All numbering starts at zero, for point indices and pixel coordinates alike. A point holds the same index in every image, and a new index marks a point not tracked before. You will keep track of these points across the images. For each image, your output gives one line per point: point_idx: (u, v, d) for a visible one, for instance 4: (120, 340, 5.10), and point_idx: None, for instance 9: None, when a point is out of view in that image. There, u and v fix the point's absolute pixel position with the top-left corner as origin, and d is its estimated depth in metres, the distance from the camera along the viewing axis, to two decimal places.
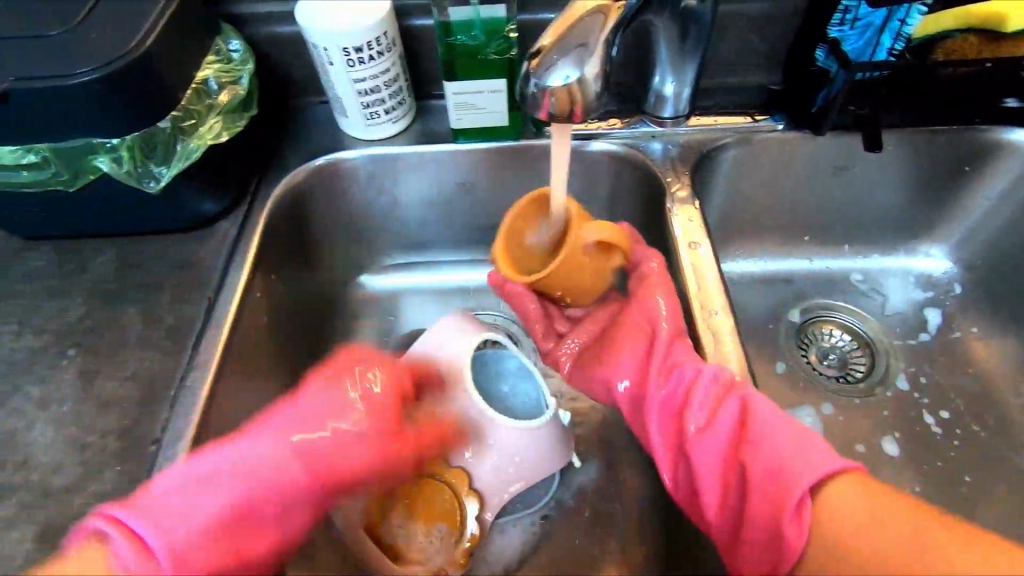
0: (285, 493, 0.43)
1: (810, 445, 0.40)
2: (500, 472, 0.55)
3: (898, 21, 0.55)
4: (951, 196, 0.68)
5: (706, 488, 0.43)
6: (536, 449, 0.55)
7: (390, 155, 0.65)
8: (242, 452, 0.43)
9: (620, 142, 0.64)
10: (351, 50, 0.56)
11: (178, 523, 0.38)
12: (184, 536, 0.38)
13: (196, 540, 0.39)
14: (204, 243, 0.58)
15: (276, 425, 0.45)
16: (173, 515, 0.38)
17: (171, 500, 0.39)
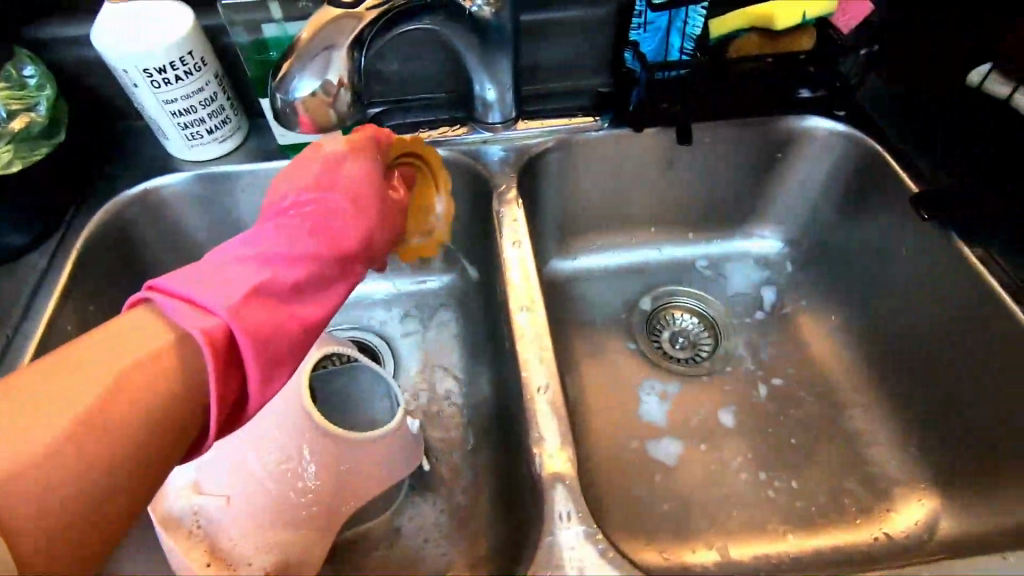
0: (313, 261, 0.42)
1: None
2: (346, 486, 0.55)
3: (682, 22, 0.59)
4: (770, 181, 0.74)
5: None
6: (383, 456, 0.56)
7: (218, 176, 0.64)
8: (273, 239, 0.42)
9: (450, 149, 0.65)
10: (153, 71, 0.55)
11: (234, 287, 0.37)
12: (252, 309, 0.36)
13: (272, 330, 0.37)
14: (11, 277, 0.55)
15: (335, 219, 0.45)
16: (242, 293, 0.37)
17: (230, 282, 0.37)
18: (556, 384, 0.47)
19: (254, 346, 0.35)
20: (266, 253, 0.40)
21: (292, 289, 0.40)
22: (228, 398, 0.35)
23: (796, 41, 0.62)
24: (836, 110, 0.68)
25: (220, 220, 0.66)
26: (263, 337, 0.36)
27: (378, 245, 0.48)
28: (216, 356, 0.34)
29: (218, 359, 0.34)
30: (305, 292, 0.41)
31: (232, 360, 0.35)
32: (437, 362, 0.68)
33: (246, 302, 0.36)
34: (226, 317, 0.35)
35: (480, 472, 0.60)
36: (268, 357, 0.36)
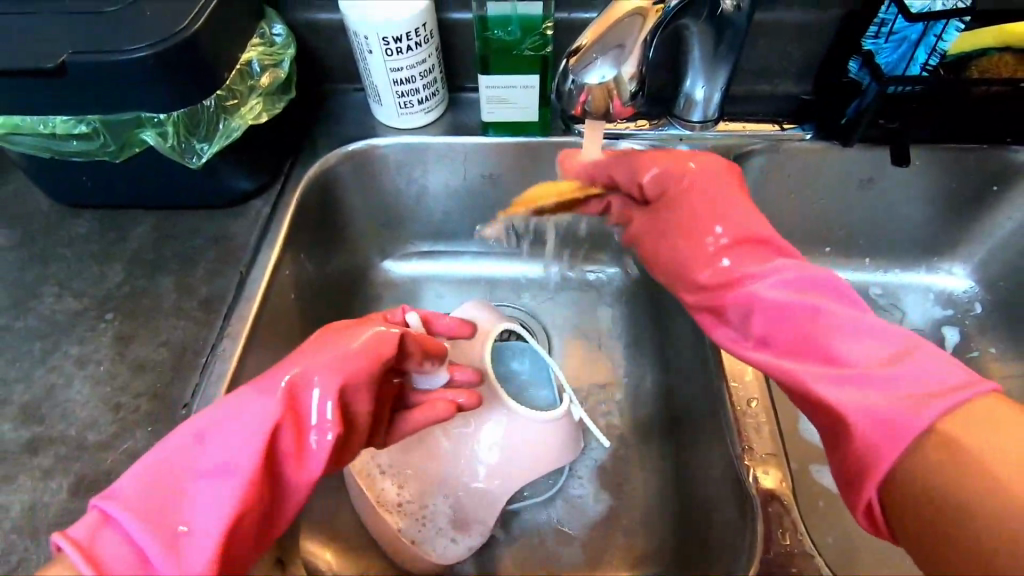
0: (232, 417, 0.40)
1: (889, 373, 0.40)
2: (516, 464, 0.55)
3: (935, 37, 0.54)
4: (977, 216, 0.68)
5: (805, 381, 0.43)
6: (552, 439, 0.56)
7: (418, 144, 0.66)
8: (209, 421, 0.40)
9: (646, 144, 0.64)
10: (390, 39, 0.57)
11: (125, 493, 0.36)
12: (147, 504, 0.36)
13: (166, 507, 0.36)
14: (239, 219, 0.60)
15: (272, 375, 0.42)
16: (140, 499, 0.36)
17: (131, 482, 0.37)
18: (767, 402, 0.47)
19: (140, 533, 0.34)
20: (186, 449, 0.39)
21: (828, 385, 0.42)
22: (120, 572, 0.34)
23: None
24: None
25: (410, 186, 0.69)
26: (153, 522, 0.35)
27: (346, 382, 0.42)
28: (97, 549, 0.34)
29: (104, 561, 0.34)
30: (239, 467, 0.38)
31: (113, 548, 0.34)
32: (598, 354, 0.68)
33: (139, 500, 0.36)
34: (103, 503, 0.36)
35: (636, 472, 0.60)
36: (163, 538, 0.35)
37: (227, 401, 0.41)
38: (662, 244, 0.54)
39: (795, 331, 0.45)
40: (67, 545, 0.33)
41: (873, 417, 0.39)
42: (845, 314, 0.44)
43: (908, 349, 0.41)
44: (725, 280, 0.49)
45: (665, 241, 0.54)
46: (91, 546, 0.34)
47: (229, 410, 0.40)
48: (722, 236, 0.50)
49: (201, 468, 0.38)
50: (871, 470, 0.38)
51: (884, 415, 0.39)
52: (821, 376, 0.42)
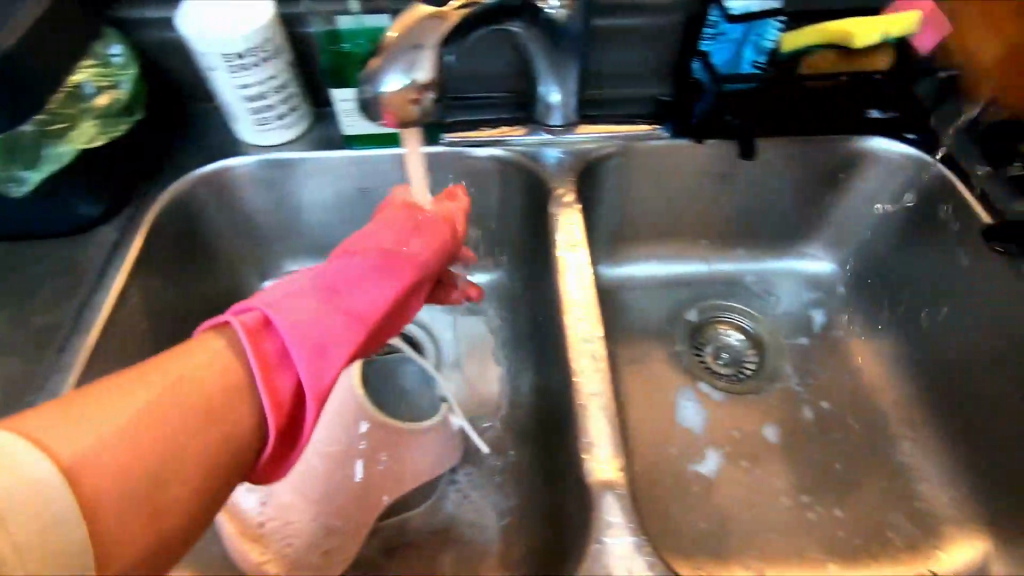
0: (382, 274, 0.43)
1: None
2: (390, 474, 0.56)
3: (758, 37, 0.58)
4: (829, 202, 0.72)
5: None
6: (423, 447, 0.56)
7: (282, 160, 0.65)
8: (331, 263, 0.43)
9: (510, 149, 0.66)
10: (232, 56, 0.56)
11: (300, 301, 0.39)
12: (306, 319, 0.38)
13: (320, 326, 0.38)
14: (85, 247, 0.57)
15: (390, 228, 0.46)
16: (305, 315, 0.38)
17: (293, 298, 0.39)
18: (610, 391, 0.47)
19: (297, 339, 0.37)
20: (328, 281, 0.41)
21: None
22: (279, 392, 0.36)
23: (874, 60, 0.60)
24: (906, 133, 0.66)
25: (281, 204, 0.68)
26: (309, 343, 0.37)
27: (431, 253, 0.46)
28: (261, 343, 0.37)
29: (262, 356, 0.37)
30: (359, 291, 0.42)
31: (249, 375, 0.36)
32: (482, 360, 0.68)
33: (306, 319, 0.38)
34: (265, 310, 0.38)
35: (514, 475, 0.60)
36: (315, 347, 0.37)
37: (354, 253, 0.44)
38: None
39: None
40: (235, 324, 0.37)
41: None
42: None
43: None
44: None
45: None
46: (251, 335, 0.37)
47: (369, 262, 0.43)
48: None
49: (323, 292, 0.40)
50: None
51: None
52: None
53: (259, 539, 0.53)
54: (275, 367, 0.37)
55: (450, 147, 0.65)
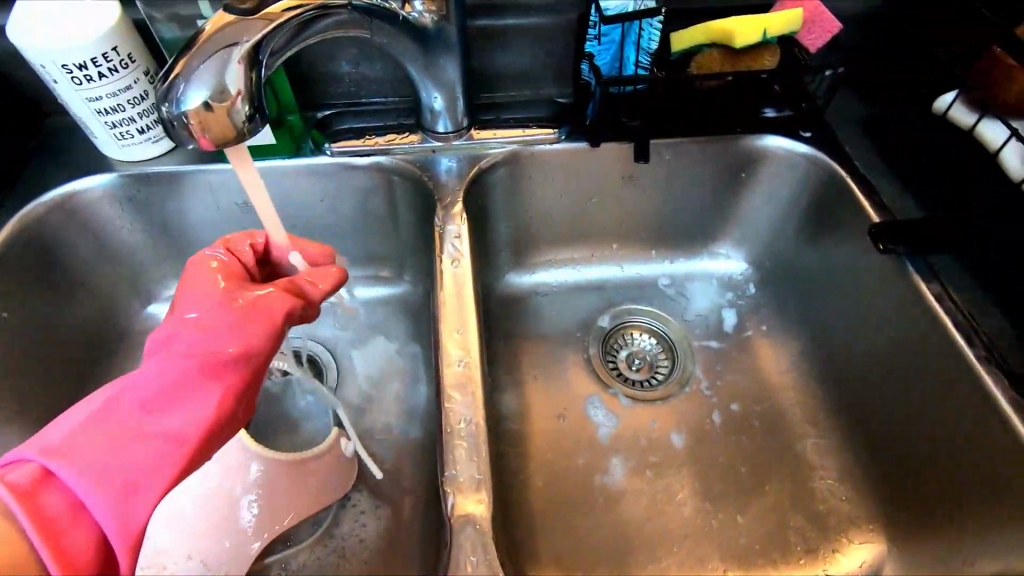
0: (198, 380, 0.40)
1: None
2: (273, 510, 0.53)
3: (637, 37, 0.55)
4: (735, 201, 0.71)
5: None
6: (307, 480, 0.53)
7: (152, 177, 0.61)
8: (136, 378, 0.40)
9: (396, 158, 0.62)
10: (73, 67, 0.51)
11: (93, 446, 0.36)
12: (100, 468, 0.36)
13: (114, 472, 0.36)
14: None
15: (211, 317, 0.42)
16: (98, 458, 0.36)
17: (80, 440, 0.37)
18: (482, 417, 0.45)
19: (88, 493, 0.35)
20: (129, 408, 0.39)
21: None
22: (75, 551, 0.34)
23: (759, 59, 0.59)
24: (802, 130, 0.66)
25: (158, 224, 0.64)
26: (104, 487, 0.35)
27: (262, 339, 0.42)
28: (39, 503, 0.34)
29: (45, 517, 0.34)
30: (173, 413, 0.39)
31: (56, 521, 0.34)
32: (381, 379, 0.65)
33: (99, 466, 0.36)
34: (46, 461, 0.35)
35: (408, 500, 0.57)
36: (114, 497, 0.36)
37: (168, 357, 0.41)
38: None
39: None
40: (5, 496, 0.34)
41: None
42: None
43: None
44: None
45: None
46: (29, 503, 0.34)
47: (183, 368, 0.40)
48: None
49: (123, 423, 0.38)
50: None
51: None
52: None
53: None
54: (67, 525, 0.34)
55: (334, 157, 0.62)
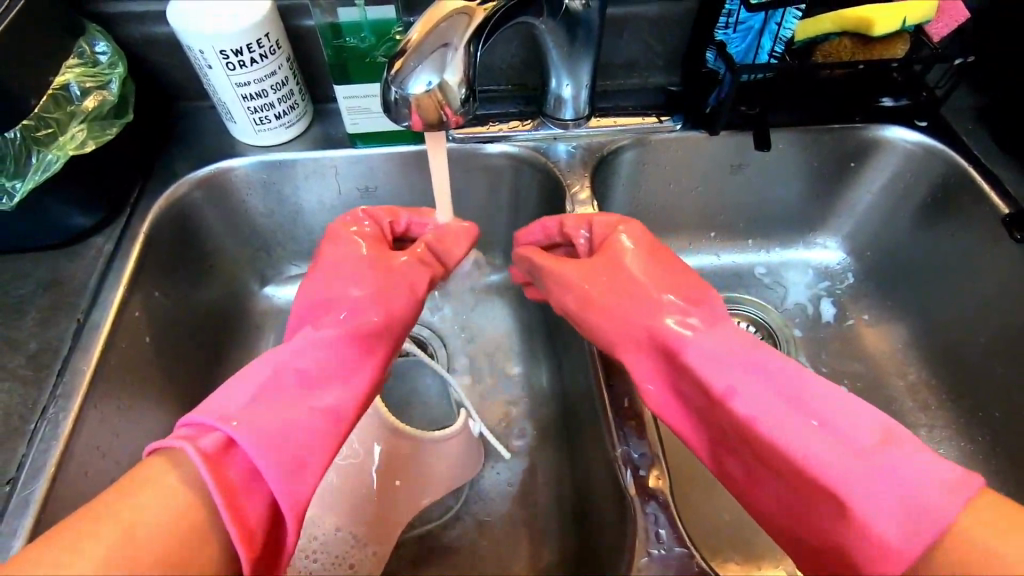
0: (347, 351, 0.43)
1: (858, 463, 0.34)
2: (416, 489, 0.54)
3: (775, 25, 0.57)
4: (840, 191, 0.71)
5: (760, 422, 0.37)
6: (446, 457, 0.54)
7: (283, 161, 0.62)
8: (298, 352, 0.42)
9: (521, 145, 0.63)
10: (229, 53, 0.53)
11: (274, 420, 0.36)
12: (271, 435, 0.35)
13: (284, 440, 0.35)
14: (77, 260, 0.54)
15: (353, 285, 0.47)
16: (273, 424, 0.36)
17: (256, 410, 0.36)
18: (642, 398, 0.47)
19: (266, 457, 0.34)
20: (296, 385, 0.39)
21: (787, 422, 0.37)
22: (250, 519, 0.33)
23: (890, 48, 0.60)
24: (917, 120, 0.66)
25: (282, 206, 0.65)
26: (279, 452, 0.35)
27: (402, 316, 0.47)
28: (227, 469, 0.33)
29: (228, 483, 0.33)
30: (329, 386, 0.41)
31: (243, 485, 0.33)
32: (496, 362, 0.66)
33: (281, 442, 0.35)
34: (231, 430, 0.34)
35: (534, 480, 0.58)
36: (287, 463, 0.35)
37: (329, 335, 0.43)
38: (592, 290, 0.47)
39: (789, 421, 0.36)
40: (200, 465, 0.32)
41: (865, 510, 0.33)
42: (789, 413, 0.37)
43: (847, 450, 0.35)
44: (779, 387, 0.38)
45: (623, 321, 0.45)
46: (219, 470, 0.33)
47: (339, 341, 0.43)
48: (681, 312, 0.43)
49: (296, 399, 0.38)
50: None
51: (827, 458, 0.35)
52: (827, 458, 0.35)
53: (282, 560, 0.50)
54: (245, 492, 0.33)
55: (460, 143, 0.63)
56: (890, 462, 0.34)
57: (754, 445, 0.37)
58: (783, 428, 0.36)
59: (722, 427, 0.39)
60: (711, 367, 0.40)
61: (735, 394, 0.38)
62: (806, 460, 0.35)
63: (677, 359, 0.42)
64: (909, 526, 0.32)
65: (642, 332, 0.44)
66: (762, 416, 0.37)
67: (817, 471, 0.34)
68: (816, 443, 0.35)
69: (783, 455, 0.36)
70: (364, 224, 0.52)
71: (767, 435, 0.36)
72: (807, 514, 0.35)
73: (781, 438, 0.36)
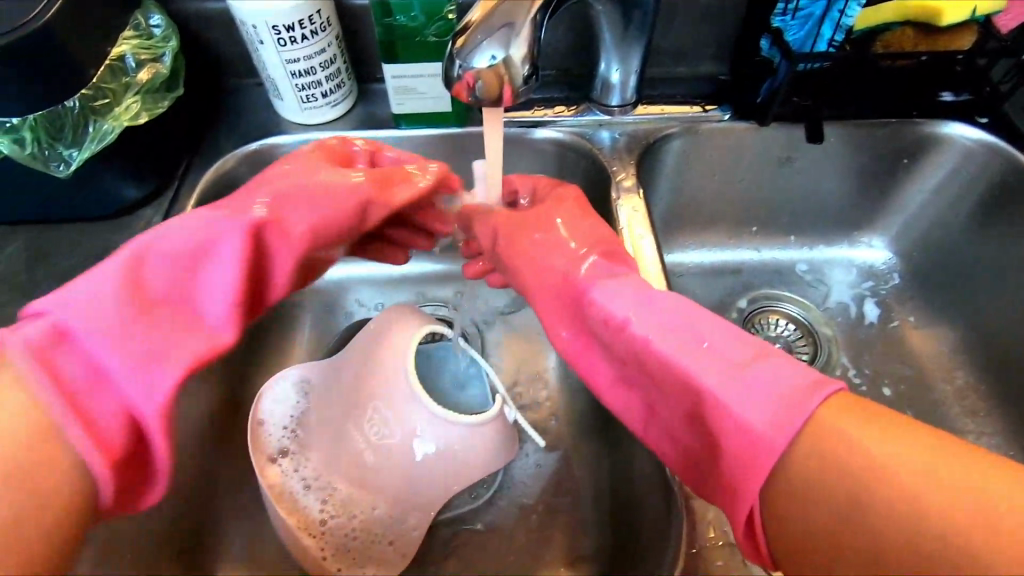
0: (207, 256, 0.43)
1: (735, 374, 0.36)
2: (451, 473, 0.52)
3: (837, 13, 0.56)
4: (890, 188, 0.69)
5: (657, 345, 0.40)
6: (482, 445, 0.52)
7: (327, 141, 0.62)
8: (157, 242, 0.41)
9: (566, 130, 0.62)
10: (281, 28, 0.53)
11: (112, 321, 0.37)
12: (113, 333, 0.37)
13: (130, 344, 0.37)
14: (127, 231, 0.55)
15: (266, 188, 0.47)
16: (102, 323, 0.37)
17: (92, 305, 0.37)
18: None
19: (114, 351, 0.37)
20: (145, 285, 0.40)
21: (675, 345, 0.39)
22: (101, 419, 0.36)
23: (954, 40, 0.59)
24: (978, 116, 0.63)
25: None
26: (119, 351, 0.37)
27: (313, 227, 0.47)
28: (58, 366, 0.35)
29: (66, 384, 0.35)
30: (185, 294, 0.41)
31: (82, 385, 0.36)
32: (531, 349, 0.65)
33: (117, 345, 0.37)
34: (59, 321, 0.36)
35: (568, 469, 0.58)
36: (132, 366, 0.37)
37: (204, 232, 0.43)
38: (530, 242, 0.49)
39: (676, 344, 0.39)
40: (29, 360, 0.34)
41: (738, 410, 0.35)
42: (679, 336, 0.40)
43: (735, 363, 0.37)
44: (673, 315, 0.41)
45: (531, 253, 0.49)
46: (49, 366, 0.34)
47: (224, 250, 0.43)
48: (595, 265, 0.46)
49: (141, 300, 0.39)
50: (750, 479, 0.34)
51: (707, 368, 0.37)
52: (706, 374, 0.37)
53: (321, 536, 0.50)
54: (85, 393, 0.36)
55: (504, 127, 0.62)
56: (740, 379, 0.36)
57: (651, 365, 0.40)
58: (672, 349, 0.39)
59: (624, 356, 0.42)
60: (618, 301, 0.43)
61: (630, 323, 0.41)
62: (687, 374, 0.38)
63: (581, 301, 0.45)
64: (776, 421, 0.34)
65: (551, 279, 0.47)
66: (648, 336, 0.40)
67: (695, 381, 0.37)
68: (700, 360, 0.38)
69: (671, 372, 0.39)
70: (330, 144, 0.52)
71: (660, 356, 0.39)
72: (699, 427, 0.38)
73: (667, 357, 0.39)
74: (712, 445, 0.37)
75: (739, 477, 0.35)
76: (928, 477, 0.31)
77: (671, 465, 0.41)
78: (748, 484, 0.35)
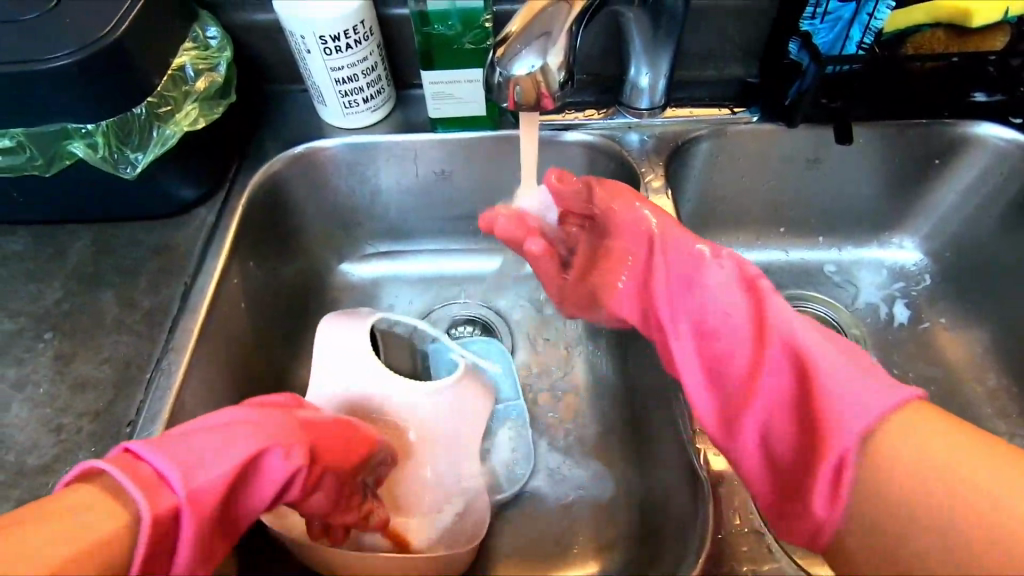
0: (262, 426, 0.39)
1: (847, 354, 0.41)
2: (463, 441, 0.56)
3: (867, 15, 0.57)
4: (921, 189, 0.69)
5: (774, 307, 0.44)
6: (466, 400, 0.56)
7: (367, 144, 0.65)
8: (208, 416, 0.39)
9: (595, 133, 0.64)
10: (327, 38, 0.56)
11: (186, 444, 0.36)
12: (186, 445, 0.36)
13: (192, 443, 0.36)
14: (183, 228, 0.59)
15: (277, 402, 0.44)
16: (183, 445, 0.36)
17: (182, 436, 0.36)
18: None
19: (179, 462, 0.35)
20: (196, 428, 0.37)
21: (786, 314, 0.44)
22: (185, 505, 0.33)
23: (986, 41, 0.59)
24: (1012, 117, 0.63)
25: (361, 187, 0.68)
26: (183, 461, 0.34)
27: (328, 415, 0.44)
28: (142, 468, 0.33)
29: (140, 477, 0.33)
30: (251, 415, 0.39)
31: (155, 478, 0.34)
32: (560, 346, 0.67)
33: (184, 449, 0.35)
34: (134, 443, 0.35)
35: (597, 463, 0.60)
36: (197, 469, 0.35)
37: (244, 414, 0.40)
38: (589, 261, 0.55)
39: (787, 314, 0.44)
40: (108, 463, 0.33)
41: (844, 373, 0.39)
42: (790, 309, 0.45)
43: (841, 343, 0.42)
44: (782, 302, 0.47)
45: (637, 242, 0.53)
46: (126, 469, 0.33)
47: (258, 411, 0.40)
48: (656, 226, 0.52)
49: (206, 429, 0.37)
50: (839, 434, 0.37)
51: (815, 335, 0.42)
52: (816, 339, 0.41)
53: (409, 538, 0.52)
54: (151, 488, 0.33)
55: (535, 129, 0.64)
56: (818, 346, 0.41)
57: (760, 321, 0.45)
58: (786, 315, 0.44)
59: (723, 316, 0.47)
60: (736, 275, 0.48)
61: (752, 290, 0.46)
62: (798, 336, 0.42)
63: (694, 261, 0.50)
64: (879, 381, 0.39)
65: (649, 263, 0.52)
66: (769, 301, 0.45)
67: (799, 341, 0.42)
68: (811, 330, 0.43)
69: (786, 329, 0.43)
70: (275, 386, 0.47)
71: (771, 320, 0.44)
72: (799, 388, 0.41)
73: (777, 319, 0.44)
74: (815, 419, 0.39)
75: (822, 452, 0.38)
76: (944, 481, 0.34)
77: (754, 482, 0.42)
78: (840, 439, 0.37)
